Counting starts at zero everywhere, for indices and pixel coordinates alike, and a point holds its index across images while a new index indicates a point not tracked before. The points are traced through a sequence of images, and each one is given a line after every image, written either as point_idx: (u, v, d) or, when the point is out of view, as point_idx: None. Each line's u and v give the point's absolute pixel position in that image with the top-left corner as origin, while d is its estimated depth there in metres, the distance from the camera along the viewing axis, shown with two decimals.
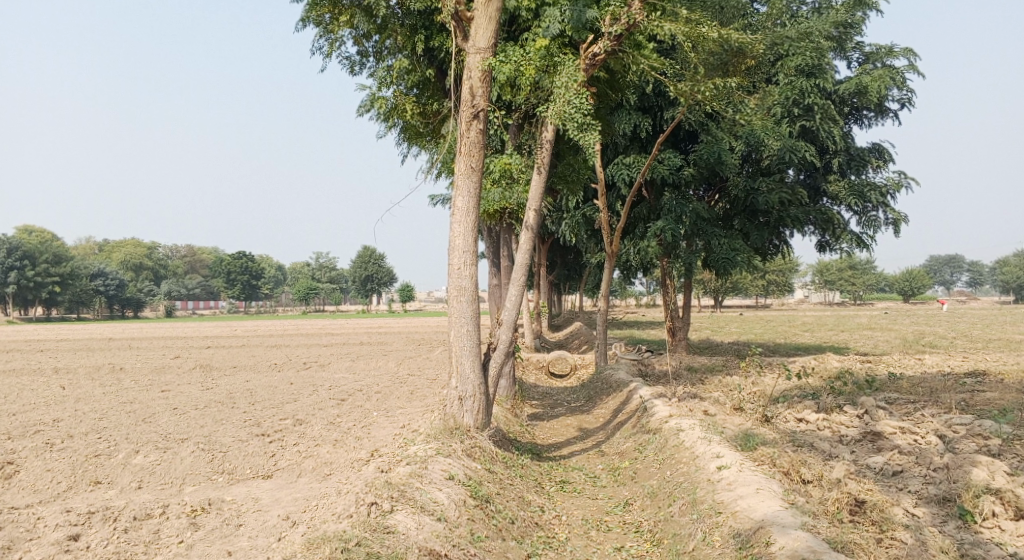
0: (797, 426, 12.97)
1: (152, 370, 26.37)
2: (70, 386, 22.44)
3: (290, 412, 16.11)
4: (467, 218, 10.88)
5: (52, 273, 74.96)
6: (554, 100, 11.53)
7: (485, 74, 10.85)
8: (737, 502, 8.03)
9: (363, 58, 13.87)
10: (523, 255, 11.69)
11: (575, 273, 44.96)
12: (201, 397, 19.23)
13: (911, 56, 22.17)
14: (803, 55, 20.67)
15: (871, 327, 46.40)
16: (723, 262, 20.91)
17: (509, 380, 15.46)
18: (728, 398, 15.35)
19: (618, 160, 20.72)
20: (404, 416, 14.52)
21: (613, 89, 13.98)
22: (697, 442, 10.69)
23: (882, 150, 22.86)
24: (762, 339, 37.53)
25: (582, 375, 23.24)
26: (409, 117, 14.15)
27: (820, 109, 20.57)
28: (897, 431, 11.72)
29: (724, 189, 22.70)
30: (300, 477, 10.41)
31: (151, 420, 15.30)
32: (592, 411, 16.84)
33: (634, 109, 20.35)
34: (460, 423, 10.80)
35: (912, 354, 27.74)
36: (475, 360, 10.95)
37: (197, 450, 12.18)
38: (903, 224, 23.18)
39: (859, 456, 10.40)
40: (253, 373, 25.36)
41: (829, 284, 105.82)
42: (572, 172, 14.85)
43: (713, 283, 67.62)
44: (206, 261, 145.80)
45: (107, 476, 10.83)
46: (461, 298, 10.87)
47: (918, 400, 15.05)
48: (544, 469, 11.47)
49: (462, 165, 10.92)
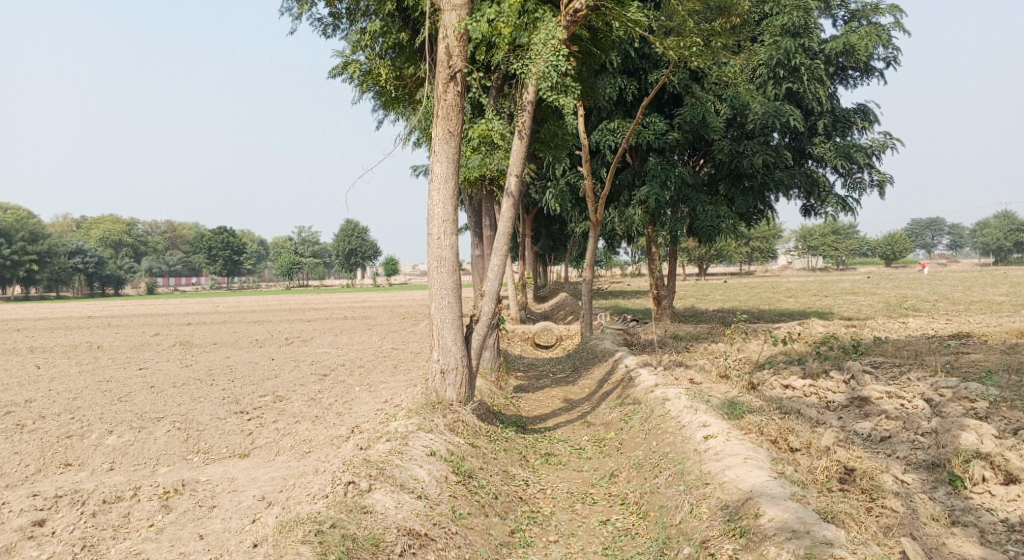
0: (783, 392, 12.85)
1: (130, 348, 25.92)
2: (46, 365, 22.03)
3: (271, 389, 15.82)
4: (446, 185, 10.54)
5: (30, 251, 73.77)
6: (535, 59, 11.20)
7: (462, 34, 10.51)
8: (724, 472, 7.85)
9: (336, 21, 13.38)
10: (505, 223, 11.36)
11: (560, 244, 44.72)
12: (180, 375, 18.90)
13: (897, 14, 21.84)
14: (789, 15, 20.30)
15: (854, 292, 46.61)
16: (709, 228, 20.68)
17: (493, 352, 15.21)
18: (713, 365, 15.22)
19: (603, 126, 20.30)
20: (387, 390, 14.27)
21: (596, 48, 13.59)
22: (683, 411, 10.52)
23: (867, 110, 22.60)
24: (747, 305, 37.55)
25: (567, 346, 23.10)
26: (384, 82, 13.63)
27: (805, 70, 20.22)
28: (884, 395, 11.63)
29: (709, 154, 22.37)
30: (278, 455, 10.15)
31: (127, 399, 14.98)
32: (577, 382, 16.66)
33: (618, 73, 19.94)
34: (443, 397, 10.53)
35: (896, 317, 27.79)
36: (457, 333, 10.67)
37: (172, 429, 11.89)
38: (888, 185, 23.03)
39: (847, 422, 10.27)
40: (234, 349, 25.00)
41: (812, 249, 106.28)
42: (555, 137, 14.47)
43: (698, 251, 67.66)
44: (187, 236, 144.20)
45: (78, 458, 10.53)
46: (441, 268, 10.57)
47: (904, 364, 14.97)
48: (529, 442, 11.28)
49: (440, 129, 10.54)
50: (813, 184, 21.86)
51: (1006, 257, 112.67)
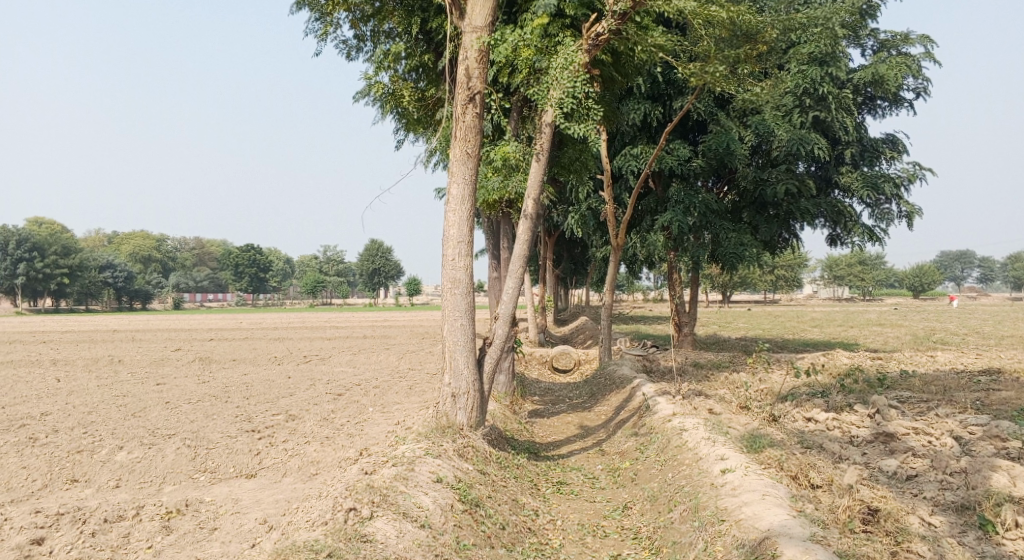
0: (805, 425, 12.48)
1: (150, 363, 26.00)
2: (66, 377, 22.16)
3: (284, 407, 15.70)
4: (462, 207, 10.41)
5: (60, 265, 74.90)
6: (555, 82, 11.10)
7: (482, 53, 10.43)
8: (741, 509, 7.54)
9: (360, 42, 13.36)
10: (521, 246, 11.20)
11: (582, 268, 44.47)
12: (195, 391, 18.85)
13: (928, 43, 21.53)
14: (817, 43, 20.09)
15: (881, 323, 45.83)
16: (731, 256, 20.37)
17: (508, 376, 14.99)
18: (734, 395, 14.84)
19: (626, 151, 20.14)
20: (400, 412, 14.10)
21: (619, 73, 13.49)
22: (700, 443, 10.21)
23: (896, 140, 22.24)
24: (772, 334, 36.98)
25: (585, 371, 22.79)
26: (406, 104, 13.57)
27: (832, 99, 19.96)
28: (911, 432, 11.22)
29: (733, 182, 22.10)
30: (284, 477, 9.99)
31: (141, 414, 14.93)
32: (594, 408, 16.35)
33: (643, 98, 19.81)
34: (454, 421, 10.32)
35: (924, 350, 27.15)
36: (470, 355, 10.47)
37: (182, 447, 11.77)
38: (917, 216, 22.58)
39: (872, 459, 9.89)
40: (252, 366, 24.99)
41: (838, 279, 104.95)
42: (575, 161, 14.32)
43: (722, 278, 67.00)
44: (214, 254, 145.90)
45: (85, 474, 10.43)
46: (455, 290, 10.40)
47: (932, 399, 14.52)
48: (541, 469, 11.01)
49: (457, 150, 10.43)
50: (839, 213, 21.48)
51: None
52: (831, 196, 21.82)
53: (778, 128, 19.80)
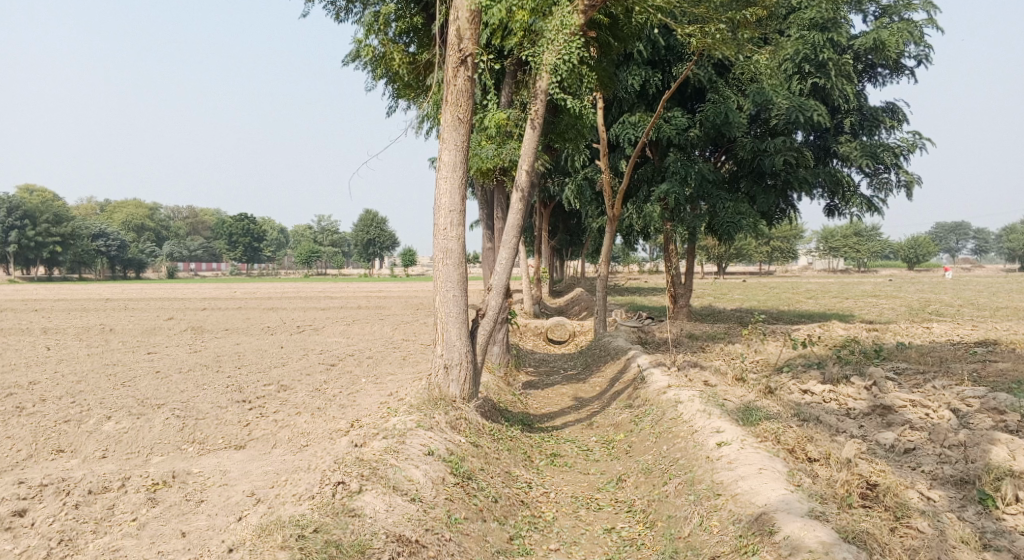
0: (802, 397, 12.37)
1: (142, 332, 25.78)
2: (57, 346, 21.94)
3: (275, 378, 15.53)
4: (453, 174, 10.14)
5: (53, 233, 74.21)
6: (550, 45, 10.77)
7: (475, 14, 10.06)
8: (738, 483, 7.41)
9: (349, 4, 13.04)
10: (514, 216, 10.93)
11: (577, 239, 44.23)
12: (186, 361, 18.66)
13: (931, 9, 21.10)
14: (818, 8, 19.65)
15: (876, 295, 45.85)
16: (728, 226, 20.13)
17: (502, 347, 14.82)
18: (730, 367, 14.72)
19: (624, 119, 19.79)
20: (393, 383, 13.94)
21: (616, 38, 13.15)
22: (695, 415, 10.08)
23: (896, 109, 21.92)
24: (767, 305, 36.91)
25: (580, 342, 22.66)
26: (397, 67, 13.21)
27: (833, 65, 19.58)
28: (908, 404, 11.11)
29: (731, 151, 21.81)
30: (274, 448, 9.84)
31: (131, 383, 14.74)
32: (589, 380, 16.22)
33: (642, 64, 19.41)
34: (446, 394, 10.17)
35: (919, 322, 27.10)
36: (462, 327, 10.28)
37: (170, 417, 11.60)
38: (916, 186, 22.36)
39: (869, 432, 9.78)
40: (245, 335, 24.79)
41: (833, 250, 104.96)
42: (571, 129, 13.99)
43: (717, 249, 66.79)
44: (207, 223, 144.98)
45: (71, 445, 10.26)
46: (447, 260, 10.17)
47: (928, 370, 14.44)
48: (535, 441, 10.89)
49: (449, 115, 10.14)
50: (838, 183, 21.22)
51: None
52: (830, 165, 21.55)
53: (777, 96, 19.41)
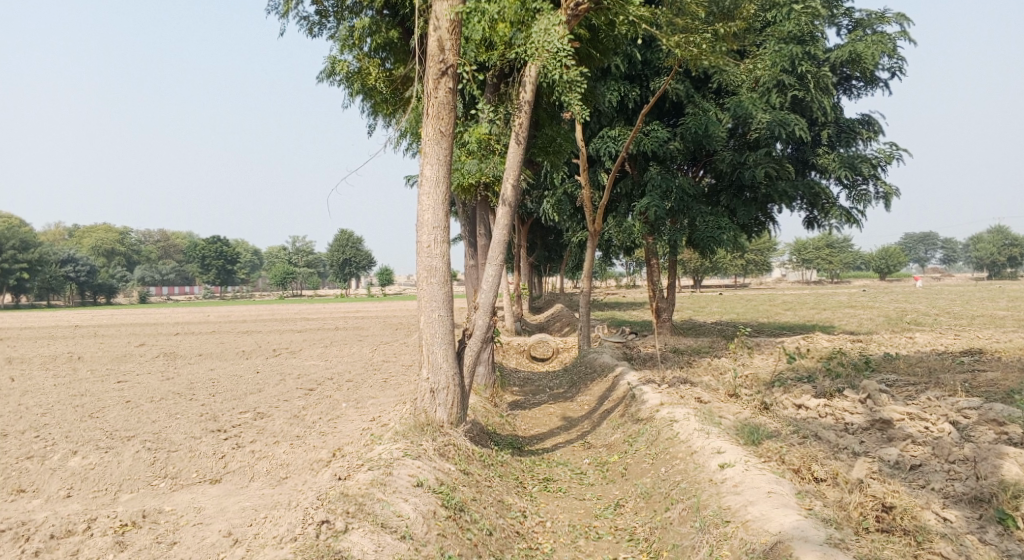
0: (796, 412, 12.02)
1: (112, 360, 24.96)
2: (21, 376, 21.11)
3: (252, 404, 14.93)
4: (437, 189, 9.75)
5: (20, 259, 72.72)
6: (535, 55, 10.46)
7: (455, 24, 9.72)
8: (747, 509, 7.08)
9: (323, 18, 12.71)
10: (500, 232, 10.49)
11: (556, 255, 43.95)
12: (159, 389, 17.97)
13: (904, 22, 21.17)
14: (795, 22, 19.63)
15: (852, 305, 45.87)
16: (709, 240, 19.87)
17: (487, 367, 14.34)
18: (719, 382, 14.37)
19: (603, 134, 19.54)
20: (375, 408, 13.42)
21: (596, 51, 12.89)
22: (692, 435, 9.72)
23: (872, 121, 21.90)
24: (747, 317, 36.85)
25: (564, 359, 22.25)
26: (374, 82, 12.96)
27: (812, 78, 19.53)
28: (905, 417, 10.82)
29: (710, 165, 21.64)
30: (252, 482, 9.31)
31: (98, 415, 14.07)
32: (576, 399, 15.79)
33: (621, 78, 19.23)
34: (433, 419, 9.68)
35: (901, 332, 27.02)
36: (448, 349, 9.83)
37: (141, 450, 11.00)
38: (894, 197, 22.35)
39: (871, 448, 9.45)
40: (219, 361, 24.05)
41: (806, 262, 105.79)
42: (553, 143, 13.66)
43: (694, 261, 66.92)
44: (180, 246, 142.85)
45: (33, 484, 9.68)
46: (431, 279, 9.74)
47: (919, 382, 14.20)
48: (526, 466, 10.44)
49: (431, 129, 9.77)
50: (817, 195, 21.11)
51: (1000, 271, 112.30)
52: (808, 178, 21.46)
53: (756, 110, 19.26)
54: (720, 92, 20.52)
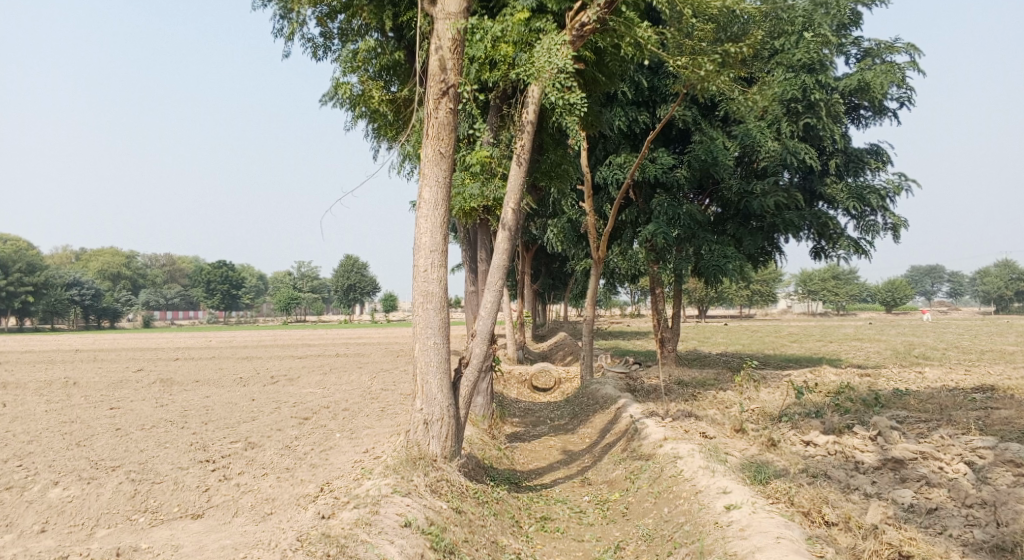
0: (805, 449, 11.59)
1: (109, 385, 24.59)
2: (14, 402, 20.77)
3: (244, 434, 14.54)
4: (435, 212, 9.46)
5: (26, 283, 72.70)
6: (538, 75, 10.23)
7: (456, 43, 9.53)
8: (754, 556, 6.69)
9: (327, 40, 12.56)
10: (500, 257, 10.17)
11: (560, 282, 43.64)
12: (152, 416, 17.60)
13: (913, 51, 21.00)
14: (802, 50, 19.49)
15: (859, 338, 45.27)
16: (714, 269, 19.50)
17: (486, 397, 13.98)
18: (726, 417, 13.93)
19: (610, 161, 19.31)
20: (370, 439, 13.02)
21: (601, 74, 12.67)
22: (697, 472, 9.33)
23: (880, 151, 21.63)
24: (753, 349, 36.35)
25: (566, 390, 21.80)
26: (377, 105, 12.70)
27: (822, 106, 19.34)
28: (919, 457, 10.39)
29: (716, 194, 21.33)
30: (235, 517, 8.92)
31: (86, 442, 13.70)
32: (577, 431, 15.36)
33: (628, 104, 19.07)
34: (426, 452, 9.28)
35: (910, 366, 26.51)
36: (444, 378, 9.46)
37: (126, 481, 10.62)
38: (903, 228, 22.02)
39: (883, 489, 9.03)
40: (216, 387, 23.66)
41: (812, 293, 105.16)
42: (557, 168, 13.39)
43: (699, 290, 66.55)
44: (185, 270, 143.10)
45: (8, 517, 9.33)
46: (427, 304, 9.41)
47: (931, 419, 13.74)
48: (523, 503, 10.01)
49: (430, 150, 9.51)
50: (824, 226, 20.80)
51: (1007, 305, 111.44)
52: (815, 207, 21.17)
53: (764, 138, 19.04)
54: (727, 120, 20.30)
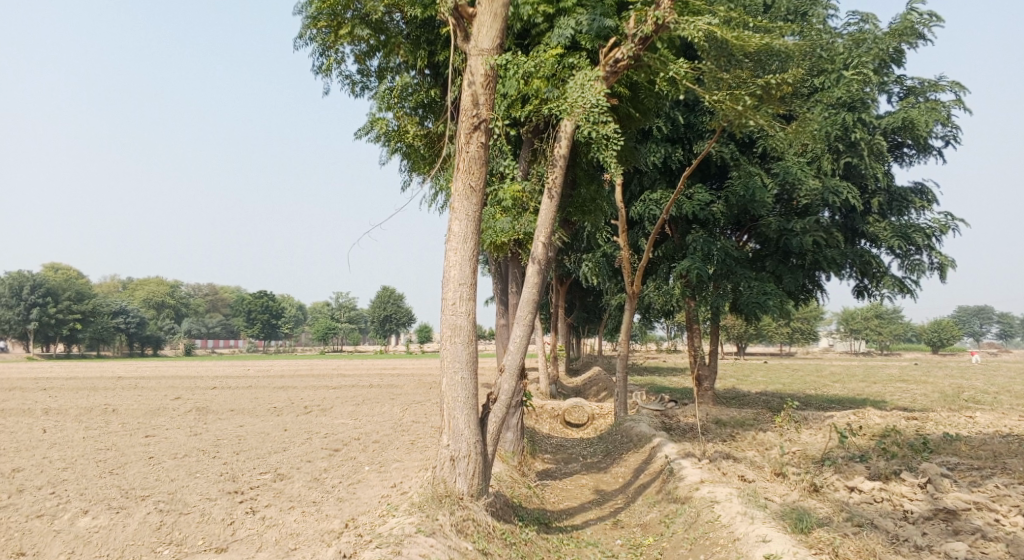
0: (850, 496, 11.09)
1: (146, 413, 24.81)
2: (52, 428, 21.01)
3: (274, 465, 14.46)
4: (464, 245, 9.35)
5: (74, 310, 74.45)
6: (571, 110, 10.11)
7: (489, 78, 9.45)
8: None
9: (364, 77, 12.69)
10: (530, 291, 9.97)
11: (595, 316, 43.27)
12: (184, 445, 17.64)
13: (959, 89, 20.53)
14: (843, 88, 19.20)
15: (904, 379, 43.84)
16: (753, 307, 19.03)
17: (517, 433, 13.76)
18: (765, 459, 13.46)
19: (646, 197, 19.10)
20: (398, 473, 12.83)
21: (636, 110, 12.56)
22: (736, 518, 8.96)
23: (925, 189, 21.09)
24: (793, 388, 35.46)
25: (600, 426, 21.39)
26: (411, 140, 12.83)
27: (865, 145, 18.95)
28: (973, 507, 9.87)
29: (755, 231, 20.94)
30: (259, 552, 8.78)
31: (118, 471, 13.74)
32: (610, 470, 14.99)
33: (663, 140, 18.92)
34: (452, 490, 9.04)
35: (959, 410, 25.56)
36: (471, 414, 9.25)
37: (154, 512, 10.57)
38: (950, 268, 21.34)
39: (935, 541, 8.56)
40: (250, 417, 23.72)
41: (855, 331, 102.75)
42: (590, 203, 13.23)
43: (737, 326, 65.50)
44: (227, 300, 145.51)
45: (35, 546, 9.32)
46: (455, 338, 9.25)
47: (984, 466, 13.11)
48: (553, 545, 9.70)
49: (460, 184, 9.42)
50: (867, 264, 20.25)
51: None
52: (857, 246, 20.64)
53: (805, 176, 18.71)
54: (766, 157, 20.01)
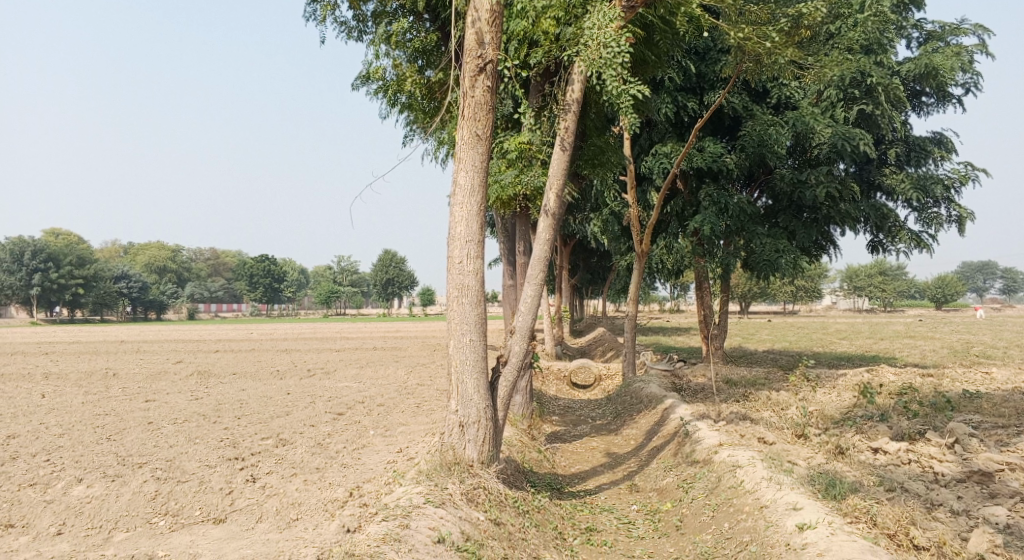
0: (874, 456, 10.59)
1: (146, 377, 24.38)
2: (51, 393, 20.61)
3: (275, 429, 14.02)
4: (471, 198, 8.72)
5: (76, 275, 73.96)
6: (585, 49, 9.41)
7: (495, 14, 8.72)
8: None
9: (361, 23, 11.91)
10: (541, 248, 9.34)
11: (599, 276, 42.68)
12: (185, 409, 17.21)
13: (982, 33, 19.63)
14: (863, 32, 18.33)
15: (912, 336, 43.30)
16: (766, 264, 18.41)
17: (526, 395, 13.33)
18: (783, 420, 12.95)
19: (656, 150, 18.32)
20: (404, 437, 12.38)
21: (650, 53, 11.78)
22: (761, 484, 8.48)
23: (944, 139, 20.27)
24: (800, 347, 35.02)
25: (608, 387, 20.96)
26: (410, 89, 12.12)
27: (882, 91, 18.15)
28: (1006, 468, 9.37)
29: (767, 185, 20.18)
30: (259, 523, 8.34)
31: (116, 437, 13.32)
32: (621, 432, 14.53)
33: (675, 90, 18.13)
34: (461, 457, 8.56)
35: (972, 366, 25.04)
36: (480, 378, 8.72)
37: (151, 480, 10.14)
38: (970, 221, 20.64)
39: (972, 506, 8.09)
40: (252, 380, 23.28)
41: (858, 289, 102.19)
42: (601, 154, 12.51)
43: (741, 285, 65.11)
44: (229, 264, 145.11)
45: (25, 518, 8.87)
46: (463, 298, 8.68)
47: (1010, 425, 12.59)
48: (567, 512, 9.26)
49: (466, 131, 8.75)
50: (883, 218, 19.57)
51: None
52: (873, 198, 19.92)
53: (818, 125, 17.91)
54: (779, 107, 19.24)
